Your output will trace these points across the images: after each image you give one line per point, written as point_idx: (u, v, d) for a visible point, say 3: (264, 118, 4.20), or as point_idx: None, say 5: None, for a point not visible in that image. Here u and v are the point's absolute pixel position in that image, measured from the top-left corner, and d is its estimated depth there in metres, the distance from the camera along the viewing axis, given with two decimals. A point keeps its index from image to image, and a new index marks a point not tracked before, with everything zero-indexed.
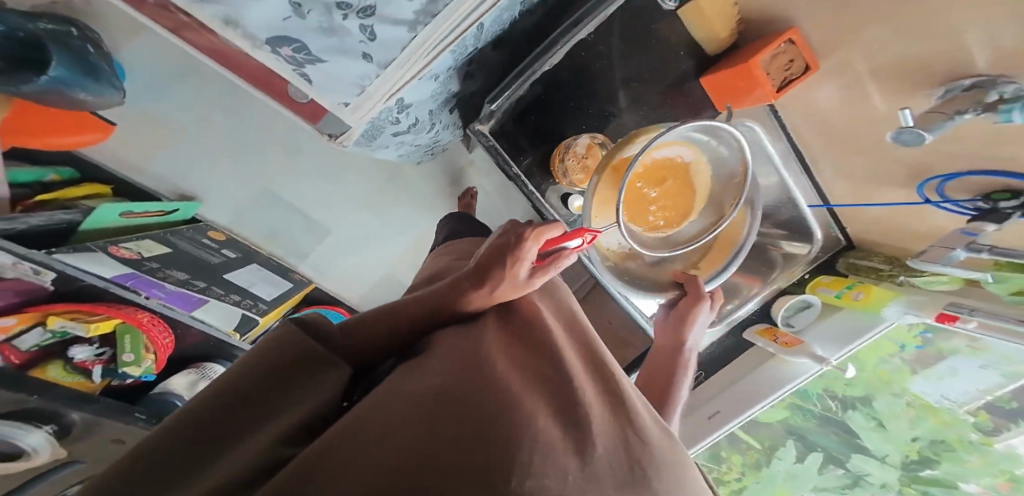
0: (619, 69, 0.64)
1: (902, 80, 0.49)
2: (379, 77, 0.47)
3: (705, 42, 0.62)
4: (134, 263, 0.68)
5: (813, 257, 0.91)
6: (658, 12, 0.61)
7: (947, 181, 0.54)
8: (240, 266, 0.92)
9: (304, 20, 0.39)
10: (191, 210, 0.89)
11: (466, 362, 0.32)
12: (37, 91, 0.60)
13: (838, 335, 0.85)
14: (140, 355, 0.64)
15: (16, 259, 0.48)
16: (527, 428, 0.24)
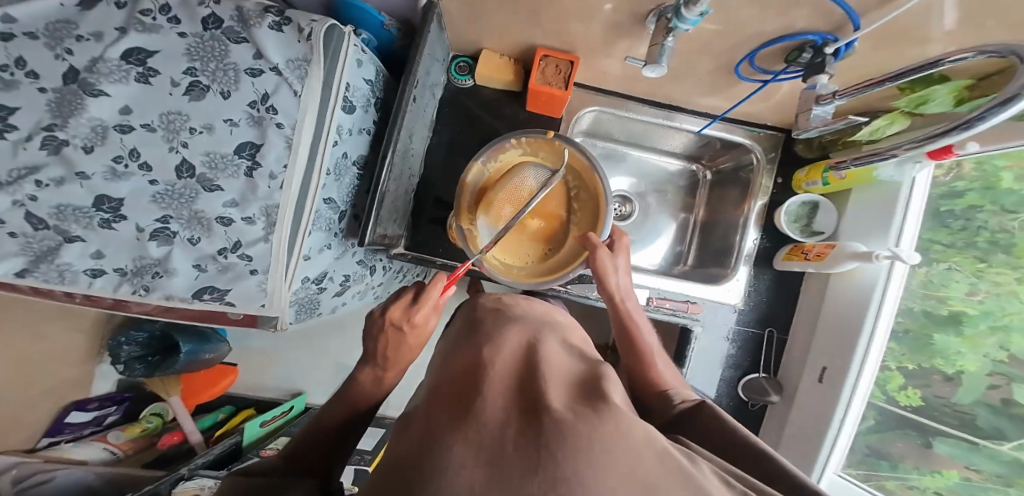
0: (473, 132, 0.73)
1: (619, 27, 0.51)
2: (268, 275, 0.55)
3: (507, 85, 0.70)
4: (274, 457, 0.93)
5: (766, 158, 0.80)
6: (466, 93, 0.72)
7: (753, 61, 0.49)
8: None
9: (209, 272, 0.56)
10: (302, 401, 1.16)
11: (407, 430, 0.35)
12: (182, 365, 1.01)
13: (867, 216, 0.71)
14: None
15: (212, 481, 0.80)
16: (430, 462, 0.27)
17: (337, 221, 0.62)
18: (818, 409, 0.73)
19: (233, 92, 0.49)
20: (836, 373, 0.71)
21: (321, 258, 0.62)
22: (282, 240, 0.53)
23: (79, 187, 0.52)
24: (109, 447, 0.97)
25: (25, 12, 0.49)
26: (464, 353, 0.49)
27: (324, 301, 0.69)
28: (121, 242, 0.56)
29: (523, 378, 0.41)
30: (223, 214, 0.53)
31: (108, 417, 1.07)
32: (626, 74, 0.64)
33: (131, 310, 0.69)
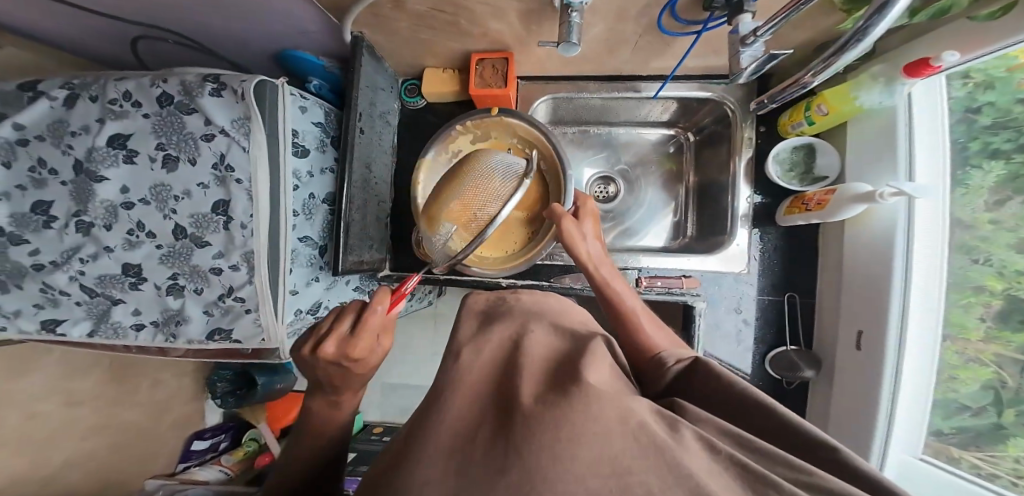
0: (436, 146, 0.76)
1: (531, 15, 0.50)
2: (258, 312, 0.60)
3: (456, 94, 0.72)
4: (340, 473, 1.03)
5: (737, 111, 0.75)
6: (423, 112, 0.76)
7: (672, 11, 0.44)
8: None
9: (215, 315, 0.63)
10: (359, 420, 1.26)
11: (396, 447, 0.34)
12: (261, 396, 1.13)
13: (869, 152, 0.62)
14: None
15: None
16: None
17: (315, 254, 0.67)
18: (863, 376, 0.62)
19: (197, 158, 0.55)
20: (872, 336, 0.61)
21: (310, 292, 0.67)
22: (263, 279, 0.58)
23: (108, 259, 0.61)
24: (224, 468, 1.10)
25: (29, 118, 0.59)
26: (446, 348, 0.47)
27: None
28: (147, 300, 0.64)
29: (501, 372, 0.39)
30: (214, 265, 0.59)
31: (221, 443, 1.19)
32: (565, 59, 0.63)
33: (174, 355, 0.79)
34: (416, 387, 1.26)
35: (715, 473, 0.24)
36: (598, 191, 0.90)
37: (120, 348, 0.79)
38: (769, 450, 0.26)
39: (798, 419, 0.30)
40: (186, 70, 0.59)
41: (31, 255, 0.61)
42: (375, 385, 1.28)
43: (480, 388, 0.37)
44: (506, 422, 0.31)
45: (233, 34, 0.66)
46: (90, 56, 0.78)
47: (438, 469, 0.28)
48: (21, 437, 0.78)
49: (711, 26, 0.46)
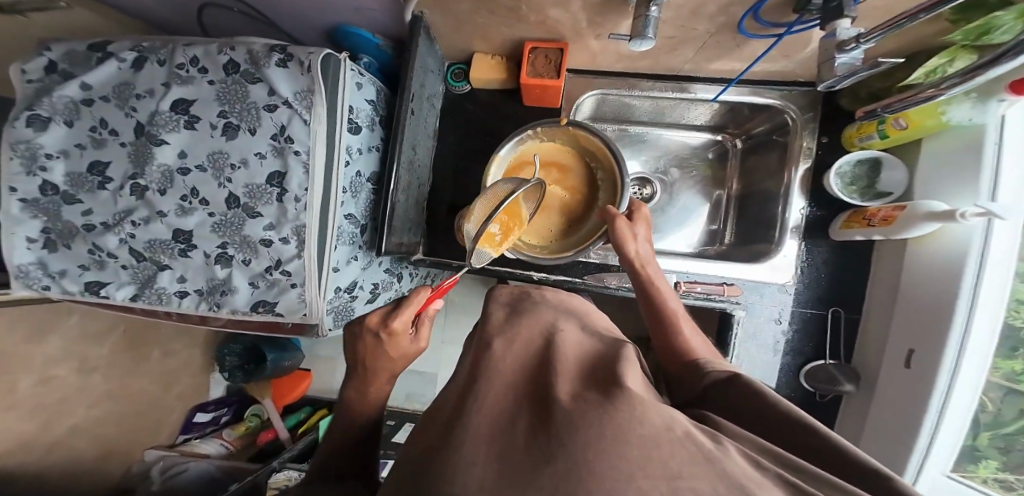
0: (477, 135, 0.77)
1: (601, 6, 0.49)
2: (304, 285, 0.61)
3: (505, 83, 0.72)
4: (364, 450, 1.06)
5: (791, 119, 0.73)
6: (467, 99, 0.77)
7: (756, 14, 0.43)
8: (399, 428, 1.17)
9: (261, 287, 0.65)
10: None
11: (433, 428, 0.35)
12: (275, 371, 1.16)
13: (947, 169, 0.60)
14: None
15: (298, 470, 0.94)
16: (441, 474, 0.27)
17: (358, 232, 0.67)
18: (906, 401, 0.60)
19: (257, 128, 0.56)
20: (924, 355, 0.60)
21: (352, 271, 0.69)
22: (311, 253, 0.59)
23: (160, 223, 0.63)
24: (224, 443, 1.13)
25: (97, 80, 0.61)
26: (476, 337, 0.48)
27: (360, 306, 0.75)
28: (194, 267, 0.65)
29: (533, 367, 0.39)
30: (264, 236, 0.60)
31: (223, 416, 1.23)
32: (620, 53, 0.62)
33: (212, 324, 0.81)
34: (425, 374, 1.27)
35: (764, 486, 0.23)
36: (633, 192, 0.89)
37: (156, 312, 0.81)
38: (817, 473, 0.25)
39: (852, 446, 0.27)
40: (250, 40, 0.60)
41: (85, 215, 0.63)
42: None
43: (516, 379, 0.38)
44: (544, 414, 0.31)
45: (291, 7, 0.66)
46: (145, 19, 0.80)
47: (482, 448, 0.29)
48: (43, 397, 0.80)
49: (795, 28, 0.45)
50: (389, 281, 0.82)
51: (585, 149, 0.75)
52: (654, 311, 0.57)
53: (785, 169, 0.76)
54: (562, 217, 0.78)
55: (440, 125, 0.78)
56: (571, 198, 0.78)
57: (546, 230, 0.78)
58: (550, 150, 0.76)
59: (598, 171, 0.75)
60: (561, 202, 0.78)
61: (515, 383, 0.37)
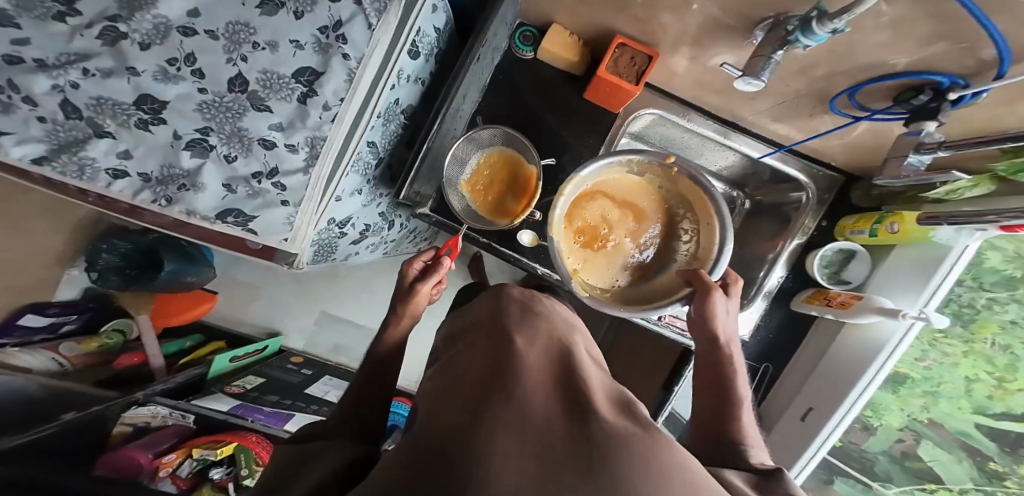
0: (521, 110, 0.74)
1: (717, 34, 0.48)
2: (297, 209, 0.56)
3: (572, 67, 0.70)
4: (241, 395, 1.01)
5: (806, 196, 0.81)
6: (521, 71, 0.73)
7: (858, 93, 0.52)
8: (313, 380, 1.18)
9: (236, 192, 0.55)
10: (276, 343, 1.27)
11: (451, 410, 0.32)
12: (164, 283, 1.05)
13: (905, 271, 0.69)
14: (251, 469, 0.84)
15: (171, 404, 0.89)
16: (469, 448, 0.25)
17: (370, 165, 0.62)
18: (792, 446, 0.71)
19: (305, 12, 0.46)
20: (820, 413, 0.70)
21: (354, 204, 0.65)
22: (319, 178, 0.54)
23: (125, 82, 0.48)
24: (58, 358, 0.95)
25: None
26: (493, 334, 0.47)
27: (341, 244, 0.71)
28: (154, 147, 0.52)
29: (558, 375, 0.37)
30: (267, 137, 0.52)
31: (66, 325, 1.02)
32: (699, 81, 0.62)
33: (144, 217, 0.68)
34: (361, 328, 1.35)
35: None
36: None
37: (70, 187, 0.65)
38: None
39: None
40: None
41: (16, 44, 0.44)
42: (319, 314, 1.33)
43: (544, 382, 0.36)
44: (580, 420, 0.29)
45: None
46: None
47: (514, 444, 0.25)
48: None
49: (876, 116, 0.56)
50: (379, 227, 0.78)
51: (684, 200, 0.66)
52: (701, 383, 0.50)
53: (780, 237, 0.83)
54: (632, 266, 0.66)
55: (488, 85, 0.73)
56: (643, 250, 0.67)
57: (615, 276, 0.67)
58: (631, 190, 0.67)
59: (683, 224, 0.66)
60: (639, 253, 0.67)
61: (545, 385, 0.35)
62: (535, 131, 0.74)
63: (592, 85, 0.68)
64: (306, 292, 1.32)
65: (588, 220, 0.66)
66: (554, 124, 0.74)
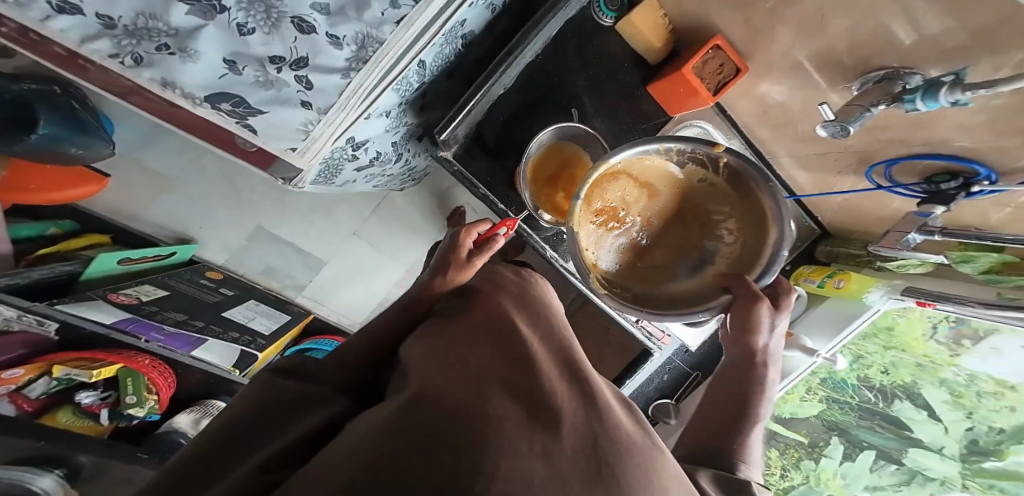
0: (579, 78, 0.74)
1: (838, 71, 0.55)
2: (322, 121, 0.52)
3: (646, 49, 0.73)
4: (132, 307, 0.94)
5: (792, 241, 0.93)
6: (594, 29, 0.73)
7: (892, 166, 0.62)
8: (235, 303, 1.22)
9: (240, 75, 0.45)
10: (186, 251, 1.22)
11: (449, 381, 0.33)
12: (28, 147, 0.82)
13: (826, 322, 1.01)
14: (141, 396, 0.84)
15: (23, 310, 0.72)
16: (479, 425, 0.26)
17: (405, 86, 0.59)
18: None
19: None
20: None
21: (378, 125, 0.63)
22: (354, 100, 0.50)
23: None
24: None
25: None
26: (493, 306, 0.49)
27: (346, 165, 0.68)
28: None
29: (557, 369, 0.40)
30: (305, 18, 0.40)
31: None
32: (766, 107, 0.70)
33: (88, 72, 0.51)
34: (304, 256, 1.42)
35: None
36: None
37: None
38: None
39: None
40: None
41: None
42: (253, 230, 1.33)
43: (545, 372, 0.38)
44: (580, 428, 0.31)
45: None
46: None
47: (517, 435, 0.27)
48: None
49: (897, 190, 0.66)
50: (388, 159, 0.77)
51: (734, 191, 0.49)
52: (715, 401, 0.47)
53: None
54: (652, 267, 0.52)
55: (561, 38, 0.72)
56: (673, 252, 0.51)
57: (632, 276, 0.52)
58: (661, 176, 0.52)
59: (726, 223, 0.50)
60: (664, 253, 0.52)
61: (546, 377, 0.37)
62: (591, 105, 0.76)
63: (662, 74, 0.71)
64: (247, 202, 1.29)
65: (609, 209, 0.53)
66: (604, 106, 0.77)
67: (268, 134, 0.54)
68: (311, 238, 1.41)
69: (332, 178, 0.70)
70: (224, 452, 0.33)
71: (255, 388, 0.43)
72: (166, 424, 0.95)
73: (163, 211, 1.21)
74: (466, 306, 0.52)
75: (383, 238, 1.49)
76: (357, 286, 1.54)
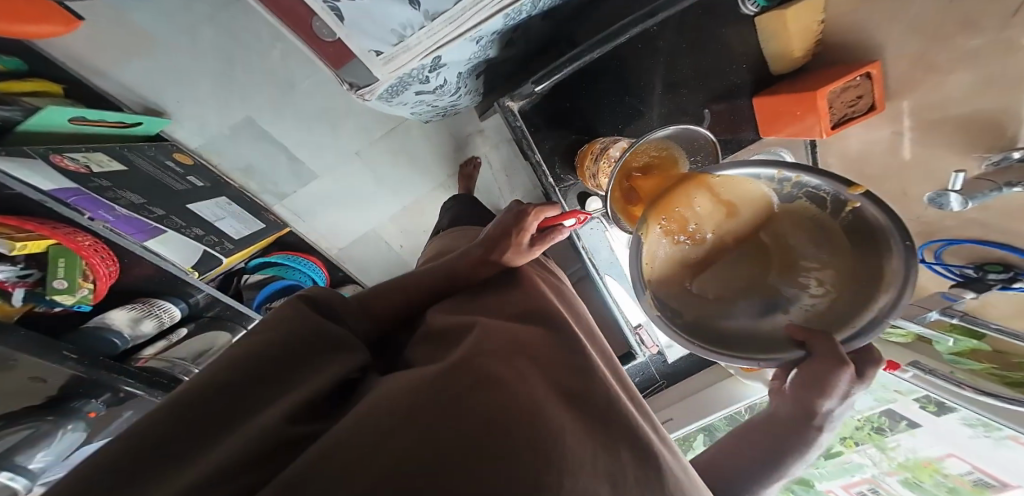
0: (664, 69, 0.73)
1: (967, 137, 0.58)
2: (423, 28, 0.47)
3: (775, 58, 0.69)
4: (82, 179, 0.80)
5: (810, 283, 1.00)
6: (730, 14, 0.68)
7: (946, 246, 0.67)
8: (203, 196, 1.11)
9: None
10: (154, 125, 1.04)
11: (486, 385, 0.38)
12: None
13: None
14: (74, 283, 0.77)
15: None
16: (533, 443, 0.31)
17: (513, 13, 0.53)
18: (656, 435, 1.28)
19: None
20: (675, 423, 1.24)
21: (464, 50, 0.58)
22: (472, 7, 0.46)
23: None
24: None
25: None
26: (513, 305, 0.54)
27: (412, 85, 0.60)
28: None
29: (581, 368, 0.45)
30: None
31: None
32: (866, 151, 0.73)
33: None
34: (295, 163, 1.26)
35: None
36: None
37: None
38: None
39: None
40: None
41: None
42: (240, 121, 1.14)
43: (572, 375, 0.43)
44: (615, 431, 0.37)
45: None
46: None
47: (574, 451, 0.32)
48: None
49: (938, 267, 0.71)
50: (448, 91, 0.70)
51: (845, 242, 0.36)
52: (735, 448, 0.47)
53: None
54: (705, 293, 0.39)
55: (690, 17, 0.69)
56: (737, 292, 0.38)
57: (677, 298, 0.40)
58: (754, 200, 0.39)
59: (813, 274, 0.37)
60: (723, 285, 0.39)
61: (569, 382, 0.42)
62: (685, 100, 0.76)
63: (776, 89, 0.69)
64: (243, 93, 1.09)
65: (680, 219, 0.40)
66: (687, 106, 0.77)
67: (354, 27, 0.45)
68: (308, 148, 1.24)
69: (391, 98, 0.61)
70: (266, 382, 0.35)
71: (286, 313, 0.43)
72: (98, 318, 0.88)
73: (129, 71, 1.00)
74: (481, 294, 0.57)
75: (388, 167, 1.36)
76: (346, 211, 1.42)
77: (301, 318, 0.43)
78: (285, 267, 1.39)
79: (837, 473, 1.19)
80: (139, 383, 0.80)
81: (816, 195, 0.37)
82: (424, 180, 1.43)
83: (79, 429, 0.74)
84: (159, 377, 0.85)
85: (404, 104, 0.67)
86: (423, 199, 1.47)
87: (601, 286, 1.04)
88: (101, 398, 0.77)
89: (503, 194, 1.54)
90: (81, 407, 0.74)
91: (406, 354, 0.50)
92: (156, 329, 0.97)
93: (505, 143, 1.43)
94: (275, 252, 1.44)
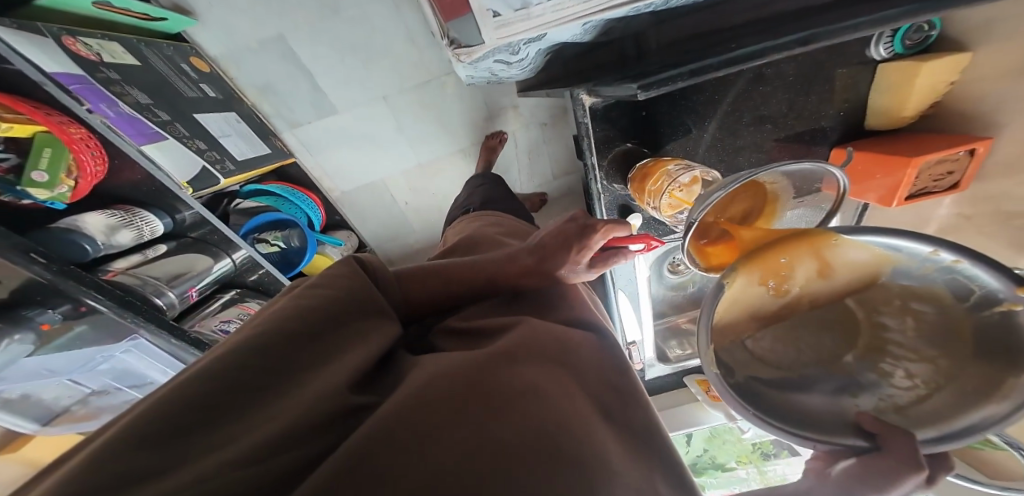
0: (749, 100, 0.69)
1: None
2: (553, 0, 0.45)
3: (878, 113, 0.67)
4: (88, 66, 0.74)
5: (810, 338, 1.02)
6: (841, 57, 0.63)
7: None
8: (213, 109, 1.03)
9: None
10: (179, 24, 0.95)
11: (542, 389, 0.36)
12: None
13: None
14: (57, 178, 0.64)
15: None
16: (587, 453, 0.30)
17: (640, 7, 0.51)
18: None
19: None
20: None
21: (568, 32, 0.55)
22: None
23: None
24: None
25: None
26: (554, 316, 0.52)
27: (501, 53, 0.57)
28: None
29: (617, 387, 0.44)
30: None
31: None
32: None
33: None
34: (316, 93, 1.16)
35: None
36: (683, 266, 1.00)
37: None
38: None
39: None
40: None
41: None
42: (269, 36, 1.04)
43: (611, 395, 0.42)
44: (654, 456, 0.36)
45: None
46: None
47: (627, 475, 0.30)
48: None
49: None
50: (523, 64, 0.67)
51: (945, 339, 0.36)
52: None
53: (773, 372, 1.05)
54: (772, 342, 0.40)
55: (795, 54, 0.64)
56: (809, 361, 0.39)
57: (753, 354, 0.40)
58: (853, 269, 0.38)
59: (899, 361, 0.37)
60: (795, 347, 0.40)
61: (606, 402, 0.41)
62: (761, 136, 0.72)
63: (864, 145, 0.67)
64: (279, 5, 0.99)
65: (781, 270, 0.38)
66: (759, 141, 0.73)
67: None
68: (335, 80, 1.14)
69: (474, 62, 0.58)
70: (322, 341, 0.36)
71: (340, 272, 0.43)
72: (70, 219, 0.71)
73: None
74: (521, 301, 0.55)
75: (414, 121, 1.28)
76: (364, 156, 1.34)
77: (351, 291, 0.42)
78: (280, 199, 1.27)
79: (724, 483, 1.34)
80: (110, 301, 0.68)
81: (961, 284, 0.34)
82: (449, 143, 1.36)
83: (27, 341, 0.64)
84: (131, 296, 0.73)
85: (477, 69, 0.64)
86: (443, 162, 1.41)
87: (610, 295, 1.05)
88: (59, 309, 0.66)
89: (524, 176, 1.49)
90: (32, 317, 0.63)
91: (432, 340, 0.48)
92: (134, 241, 0.82)
93: (536, 125, 1.37)
94: (270, 182, 1.32)
